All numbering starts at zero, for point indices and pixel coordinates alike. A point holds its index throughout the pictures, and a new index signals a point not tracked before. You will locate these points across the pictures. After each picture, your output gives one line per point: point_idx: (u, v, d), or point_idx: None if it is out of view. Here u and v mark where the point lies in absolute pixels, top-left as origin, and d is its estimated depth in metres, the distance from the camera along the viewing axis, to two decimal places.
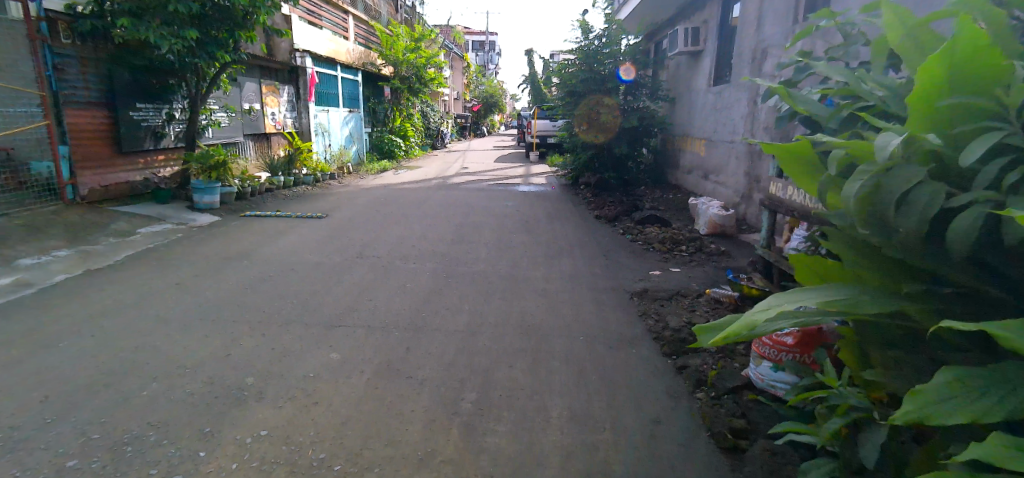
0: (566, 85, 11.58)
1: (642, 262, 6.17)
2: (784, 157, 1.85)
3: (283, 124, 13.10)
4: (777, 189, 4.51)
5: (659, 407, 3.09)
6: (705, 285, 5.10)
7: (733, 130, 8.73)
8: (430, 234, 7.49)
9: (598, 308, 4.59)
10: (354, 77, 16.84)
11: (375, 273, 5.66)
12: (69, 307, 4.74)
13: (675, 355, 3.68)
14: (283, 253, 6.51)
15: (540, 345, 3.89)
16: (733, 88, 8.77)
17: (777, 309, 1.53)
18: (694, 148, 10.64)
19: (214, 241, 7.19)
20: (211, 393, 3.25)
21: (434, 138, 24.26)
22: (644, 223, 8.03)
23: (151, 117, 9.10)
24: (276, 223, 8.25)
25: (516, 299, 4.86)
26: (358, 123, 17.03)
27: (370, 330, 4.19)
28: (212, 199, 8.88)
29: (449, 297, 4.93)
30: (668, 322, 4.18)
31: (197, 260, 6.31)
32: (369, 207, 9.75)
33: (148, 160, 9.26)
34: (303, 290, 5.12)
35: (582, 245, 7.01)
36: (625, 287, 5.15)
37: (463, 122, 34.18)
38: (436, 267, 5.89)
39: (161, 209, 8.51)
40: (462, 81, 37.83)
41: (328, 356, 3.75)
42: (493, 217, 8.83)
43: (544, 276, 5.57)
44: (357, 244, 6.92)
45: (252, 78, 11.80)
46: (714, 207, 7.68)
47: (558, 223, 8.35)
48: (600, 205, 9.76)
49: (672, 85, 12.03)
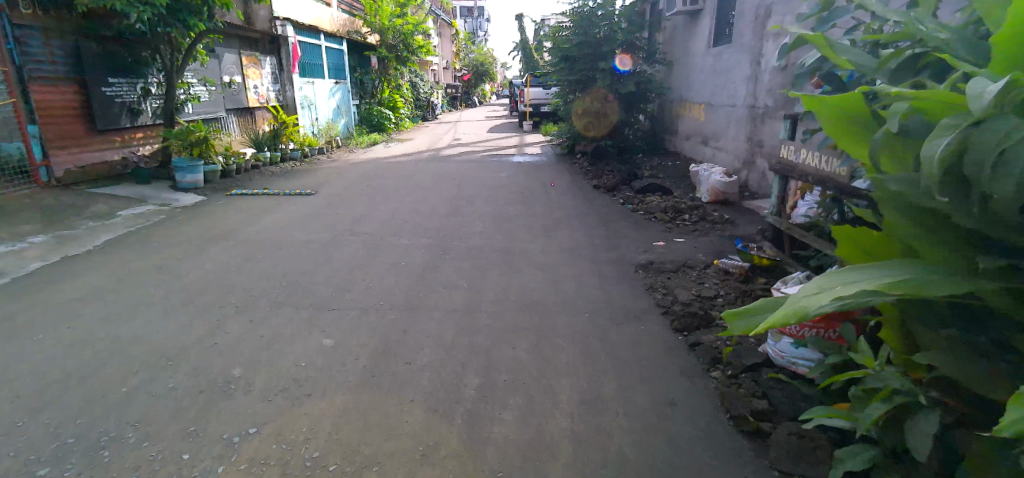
0: (559, 50, 11.23)
1: (644, 232, 5.97)
2: (829, 114, 1.62)
3: (266, 98, 12.67)
4: (788, 153, 4.27)
5: (675, 387, 2.91)
6: (711, 255, 4.91)
7: (734, 94, 8.45)
8: (422, 209, 7.24)
9: (603, 282, 4.39)
10: (339, 47, 16.31)
11: (367, 250, 5.43)
12: (44, 296, 4.50)
13: (686, 332, 3.44)
14: (270, 231, 6.28)
15: (544, 321, 3.69)
16: (734, 49, 8.45)
17: (833, 295, 1.31)
18: (692, 113, 10.35)
19: (198, 221, 6.94)
20: (195, 388, 3.04)
21: (424, 109, 23.76)
22: (644, 192, 7.82)
23: (126, 92, 8.70)
24: (263, 201, 7.98)
25: (515, 274, 4.64)
26: (346, 95, 16.59)
27: (364, 311, 3.98)
28: (196, 178, 8.55)
29: (444, 273, 4.72)
30: (677, 295, 3.96)
31: (181, 241, 6.06)
32: (358, 182, 9.48)
33: (126, 138, 8.89)
34: (292, 270, 4.89)
35: (580, 215, 6.79)
36: (628, 259, 4.96)
37: (453, 92, 33.54)
38: (430, 242, 5.68)
39: (141, 190, 8.20)
40: (450, 49, 36.98)
41: (321, 341, 3.54)
42: (486, 188, 8.60)
43: (543, 249, 5.36)
44: (347, 221, 6.67)
45: (232, 49, 11.34)
46: (716, 174, 7.47)
47: (555, 194, 8.13)
48: (597, 174, 9.52)
49: (669, 48, 11.65)
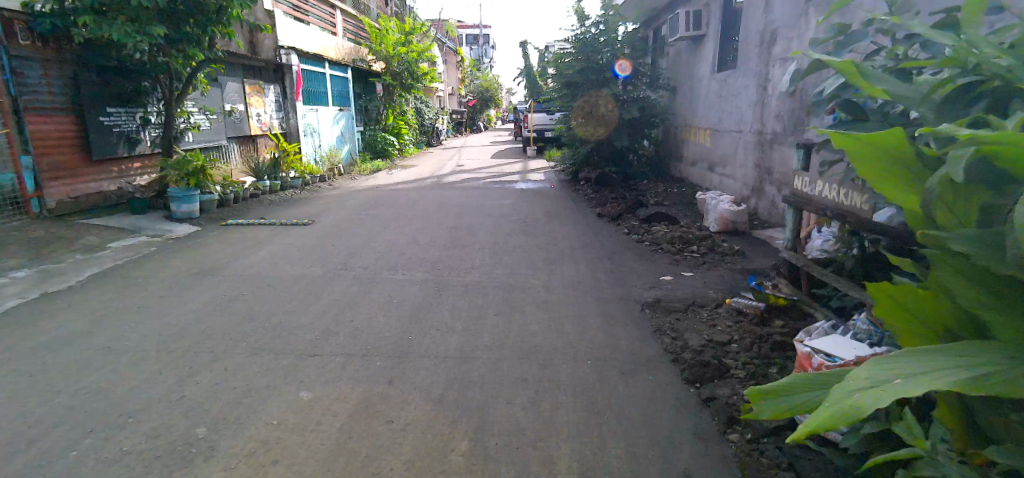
0: (562, 76, 11.07)
1: (651, 265, 5.67)
2: (862, 153, 1.30)
3: (269, 126, 12.54)
4: (802, 185, 3.97)
5: (686, 454, 2.58)
6: (723, 292, 4.60)
7: (740, 119, 8.22)
8: (420, 240, 6.98)
9: (606, 323, 4.08)
10: (343, 74, 16.25)
11: (359, 286, 5.15)
12: (14, 340, 4.23)
13: (698, 383, 3.12)
14: (261, 265, 6.01)
15: (542, 370, 3.38)
16: (740, 73, 8.23)
17: (896, 395, 0.94)
18: (698, 138, 10.12)
19: (189, 253, 6.68)
20: (154, 452, 2.75)
21: (429, 135, 23.71)
22: (650, 221, 7.54)
23: (125, 122, 8.50)
24: (257, 232, 7.74)
25: (513, 314, 4.34)
26: (350, 122, 16.49)
27: (349, 356, 3.68)
28: (191, 207, 8.33)
29: (439, 313, 4.42)
30: (687, 340, 3.65)
31: (167, 275, 5.79)
32: (357, 210, 9.25)
33: (123, 168, 8.67)
34: (278, 309, 4.61)
35: (584, 247, 6.51)
36: (633, 296, 4.65)
37: (459, 117, 33.63)
38: (425, 277, 5.40)
39: (135, 220, 7.98)
40: (456, 75, 37.16)
41: (298, 393, 3.23)
42: (488, 217, 8.33)
43: (543, 284, 5.06)
44: (342, 253, 6.41)
45: (235, 78, 11.23)
46: (725, 203, 7.21)
47: (558, 223, 7.86)
48: (602, 201, 9.25)
49: (673, 73, 11.43)
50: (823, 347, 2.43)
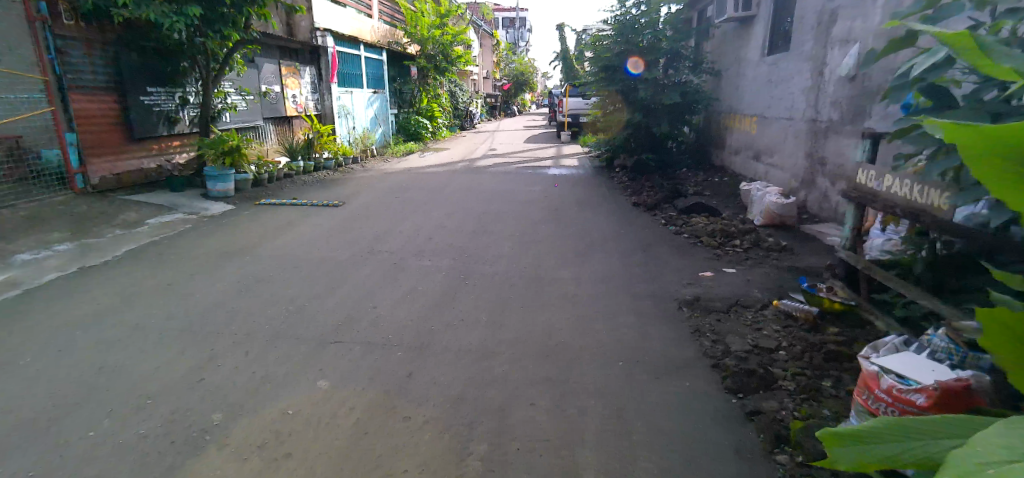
0: (599, 59, 10.71)
1: (689, 259, 5.38)
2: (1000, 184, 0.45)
3: (305, 107, 12.49)
4: (867, 179, 3.67)
5: (725, 472, 2.34)
6: (768, 291, 4.30)
7: (791, 106, 7.88)
8: (449, 226, 6.80)
9: (641, 322, 3.83)
10: (378, 57, 16.13)
11: (385, 273, 5.00)
12: (42, 313, 4.17)
13: (741, 394, 2.86)
14: (289, 247, 5.93)
15: (571, 371, 3.16)
16: (792, 57, 7.92)
17: None
18: (742, 126, 9.70)
19: (221, 231, 6.64)
20: (166, 438, 2.63)
21: (462, 119, 23.55)
22: (689, 212, 7.20)
23: (164, 101, 8.47)
24: (289, 212, 7.71)
25: (542, 308, 4.14)
26: (384, 104, 16.42)
27: (371, 345, 3.52)
28: (225, 187, 8.28)
29: (464, 304, 4.23)
30: (729, 344, 3.37)
31: (195, 254, 5.71)
32: (388, 193, 9.17)
33: (163, 146, 8.63)
34: (301, 294, 4.49)
35: (618, 238, 6.22)
36: (670, 293, 4.39)
37: (492, 102, 33.36)
38: (453, 265, 5.23)
39: (171, 197, 7.93)
40: (491, 59, 36.81)
41: (315, 383, 3.09)
42: (519, 204, 8.11)
43: (574, 277, 4.84)
44: (369, 238, 6.29)
45: (272, 58, 11.16)
46: (771, 195, 6.85)
47: (592, 212, 7.58)
48: (638, 190, 8.92)
49: (719, 56, 10.70)
50: (895, 365, 2.20)
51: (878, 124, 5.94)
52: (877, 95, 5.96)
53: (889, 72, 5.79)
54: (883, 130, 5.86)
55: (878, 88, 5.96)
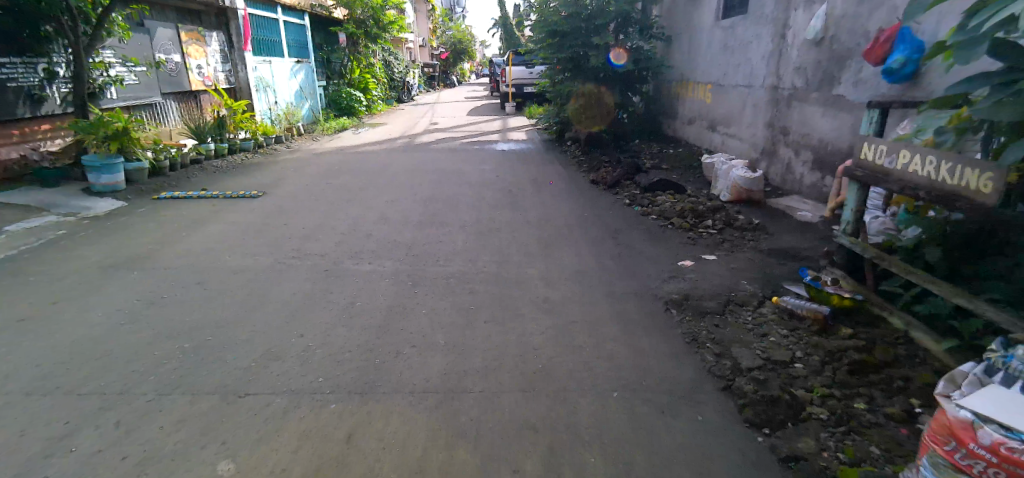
0: (544, 25, 9.99)
1: (663, 246, 4.89)
2: None
3: (214, 80, 11.08)
4: (877, 155, 3.26)
5: None
6: (760, 284, 3.85)
7: (750, 72, 7.48)
8: (391, 216, 6.06)
9: (626, 334, 3.27)
10: (300, 22, 14.74)
11: (317, 284, 4.24)
12: None
13: (769, 430, 2.36)
14: (199, 253, 5.05)
15: (552, 413, 2.57)
16: (750, 20, 7.46)
17: None
18: (696, 94, 9.28)
19: (116, 236, 5.65)
20: None
21: (399, 90, 22.27)
22: (651, 190, 6.72)
23: (23, 74, 7.11)
24: (202, 206, 6.73)
25: (508, 321, 3.52)
26: (310, 76, 15.11)
27: (297, 395, 2.81)
28: (114, 178, 7.19)
29: (415, 322, 3.56)
30: (737, 358, 2.87)
31: (79, 270, 4.75)
32: (318, 178, 8.26)
33: (27, 131, 7.33)
34: (212, 320, 3.69)
35: (581, 223, 5.65)
36: (652, 291, 3.87)
37: (431, 71, 32.01)
38: (397, 267, 4.54)
39: (44, 195, 6.79)
40: (425, 26, 35.39)
41: (215, 468, 2.36)
42: (467, 186, 7.43)
43: (540, 276, 4.24)
44: (298, 235, 5.47)
45: (167, 23, 9.76)
46: (737, 168, 6.44)
47: (547, 193, 7.00)
48: (593, 166, 8.40)
49: (667, 20, 10.36)
50: (992, 410, 1.70)
51: (849, 90, 5.61)
52: (849, 59, 5.59)
53: (863, 34, 5.40)
54: (855, 98, 5.53)
55: (849, 51, 5.60)
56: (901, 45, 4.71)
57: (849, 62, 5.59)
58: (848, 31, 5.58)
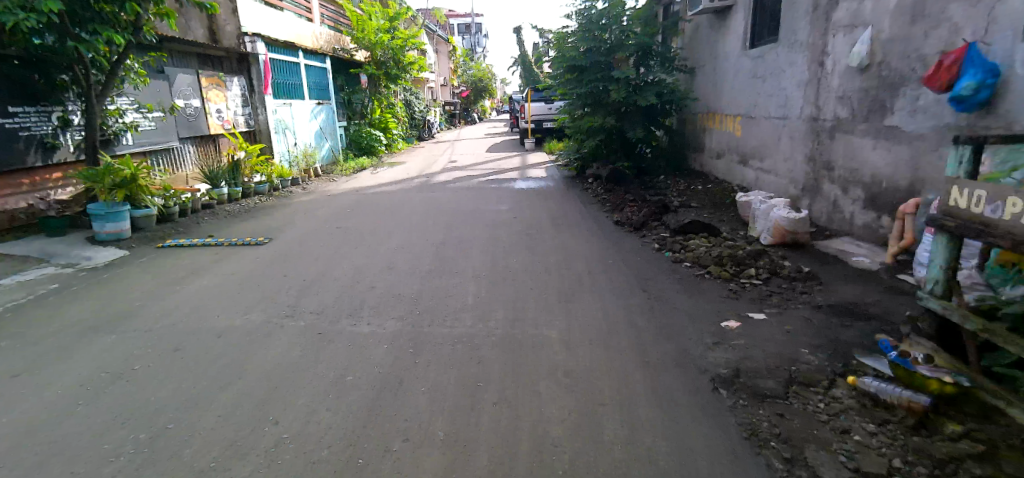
0: (564, 60, 9.60)
1: (702, 300, 4.27)
2: None
3: (233, 123, 10.89)
4: (973, 202, 2.64)
5: None
6: (825, 353, 3.21)
7: (784, 102, 6.92)
8: (398, 264, 5.56)
9: (666, 425, 2.65)
10: (322, 64, 14.68)
11: (307, 350, 3.71)
12: None
13: None
14: (186, 309, 4.60)
15: None
16: (783, 47, 6.94)
17: None
18: (724, 126, 8.73)
19: (105, 288, 5.25)
20: None
21: (420, 128, 22.18)
22: (683, 231, 6.12)
23: (36, 123, 6.87)
24: (203, 254, 6.34)
25: (520, 401, 2.94)
26: (330, 116, 14.99)
27: None
28: (119, 226, 6.82)
29: (411, 403, 2.98)
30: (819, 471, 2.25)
31: (54, 329, 4.29)
32: (328, 221, 7.85)
33: (36, 180, 7.02)
34: (179, 397, 3.16)
35: (606, 272, 5.05)
36: (692, 361, 3.25)
37: (452, 109, 32.08)
38: (398, 328, 3.99)
39: (46, 244, 6.43)
40: (447, 64, 35.75)
41: None
42: (483, 228, 6.92)
43: (559, 338, 3.66)
44: (296, 288, 4.99)
45: (188, 69, 9.62)
46: (778, 208, 5.82)
47: (568, 235, 6.45)
48: (617, 205, 7.85)
49: (691, 52, 9.91)
50: None
51: (903, 119, 5.00)
52: (902, 86, 5.00)
53: (917, 58, 4.82)
54: (910, 128, 4.92)
55: (902, 76, 5.00)
56: (970, 69, 4.13)
57: (901, 89, 5.00)
58: (899, 55, 5.00)
